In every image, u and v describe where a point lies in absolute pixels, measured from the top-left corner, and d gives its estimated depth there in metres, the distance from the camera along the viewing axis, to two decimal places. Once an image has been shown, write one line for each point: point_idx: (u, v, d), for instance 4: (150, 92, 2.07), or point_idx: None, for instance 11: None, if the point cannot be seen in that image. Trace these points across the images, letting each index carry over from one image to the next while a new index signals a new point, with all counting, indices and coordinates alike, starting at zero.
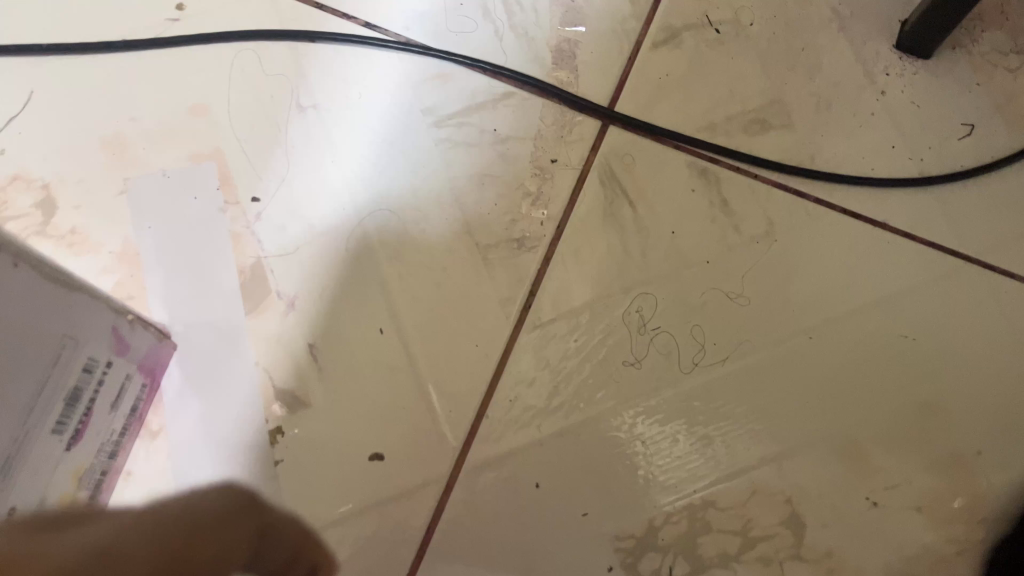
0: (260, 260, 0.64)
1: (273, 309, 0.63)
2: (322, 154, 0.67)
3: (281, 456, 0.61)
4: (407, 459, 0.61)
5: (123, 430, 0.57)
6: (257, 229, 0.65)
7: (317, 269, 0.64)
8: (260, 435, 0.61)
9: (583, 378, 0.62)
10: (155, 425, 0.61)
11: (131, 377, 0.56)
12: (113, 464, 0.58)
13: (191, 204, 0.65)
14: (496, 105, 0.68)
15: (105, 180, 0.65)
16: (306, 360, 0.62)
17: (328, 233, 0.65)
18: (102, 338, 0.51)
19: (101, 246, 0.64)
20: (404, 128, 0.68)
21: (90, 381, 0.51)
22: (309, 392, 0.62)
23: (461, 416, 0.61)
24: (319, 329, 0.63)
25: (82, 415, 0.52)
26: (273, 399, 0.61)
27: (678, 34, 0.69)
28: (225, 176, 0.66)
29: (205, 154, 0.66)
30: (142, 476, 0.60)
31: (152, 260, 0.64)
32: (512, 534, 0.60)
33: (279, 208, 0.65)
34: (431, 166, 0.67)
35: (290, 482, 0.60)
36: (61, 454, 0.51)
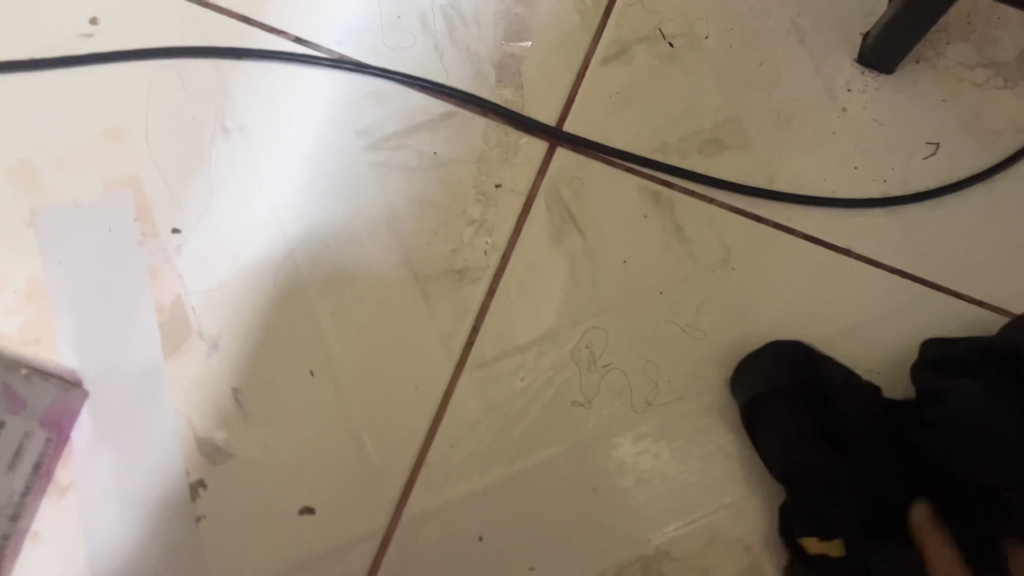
0: (181, 298, 0.59)
1: (195, 351, 0.58)
2: (249, 181, 0.62)
3: (203, 511, 0.56)
4: (340, 512, 0.57)
5: (25, 490, 0.53)
6: (177, 264, 0.60)
7: (243, 306, 0.59)
8: (180, 488, 0.56)
9: (529, 421, 0.58)
10: (64, 481, 0.56)
11: (30, 435, 0.52)
12: (14, 528, 0.53)
13: (105, 237, 0.60)
14: (436, 126, 0.63)
15: (11, 211, 0.60)
16: (230, 406, 0.58)
17: (254, 268, 0.60)
18: None
19: (5, 284, 0.59)
20: (338, 152, 0.63)
21: None
22: (233, 441, 0.57)
23: (399, 464, 0.57)
24: (245, 373, 0.58)
25: None
26: (195, 450, 0.57)
27: (629, 48, 0.65)
28: (142, 206, 0.61)
29: (120, 182, 0.61)
30: (50, 537, 0.55)
31: (61, 299, 0.59)
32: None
33: (202, 240, 0.61)
34: (366, 193, 0.62)
35: (213, 540, 0.56)
36: None
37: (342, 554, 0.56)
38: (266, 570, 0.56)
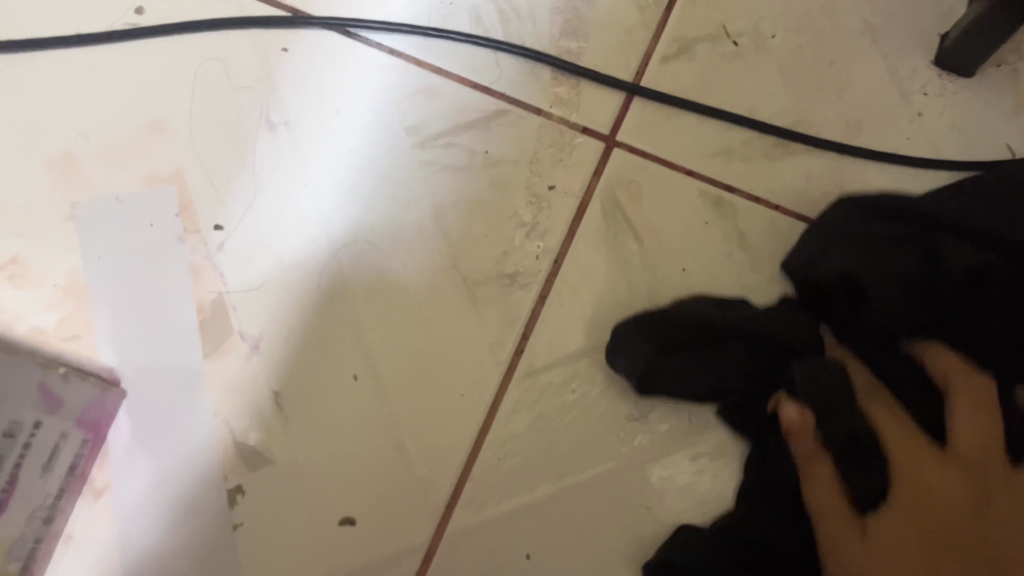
0: (222, 296, 0.57)
1: (234, 353, 0.56)
2: (294, 178, 0.60)
3: (241, 519, 0.54)
4: (382, 524, 0.54)
5: (59, 492, 0.51)
6: (219, 261, 0.58)
7: (285, 308, 0.57)
8: (218, 495, 0.54)
9: (581, 434, 0.56)
10: (100, 483, 0.54)
11: (67, 435, 0.50)
12: (49, 529, 0.51)
13: (147, 232, 0.58)
14: (488, 124, 0.61)
15: (52, 204, 0.59)
16: (270, 410, 0.56)
17: (299, 268, 0.58)
18: (23, 397, 0.45)
19: (43, 279, 0.57)
20: (386, 149, 0.61)
21: (12, 446, 0.45)
22: (273, 447, 0.55)
23: (443, 476, 0.55)
24: (285, 377, 0.56)
25: (5, 482, 0.45)
26: (234, 455, 0.55)
27: (691, 46, 0.62)
28: (185, 201, 0.59)
29: (163, 176, 0.60)
30: (86, 541, 0.54)
31: (101, 295, 0.57)
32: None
33: (245, 237, 0.59)
34: (414, 193, 0.60)
35: (252, 549, 0.54)
36: None
37: (383, 569, 0.54)
38: None
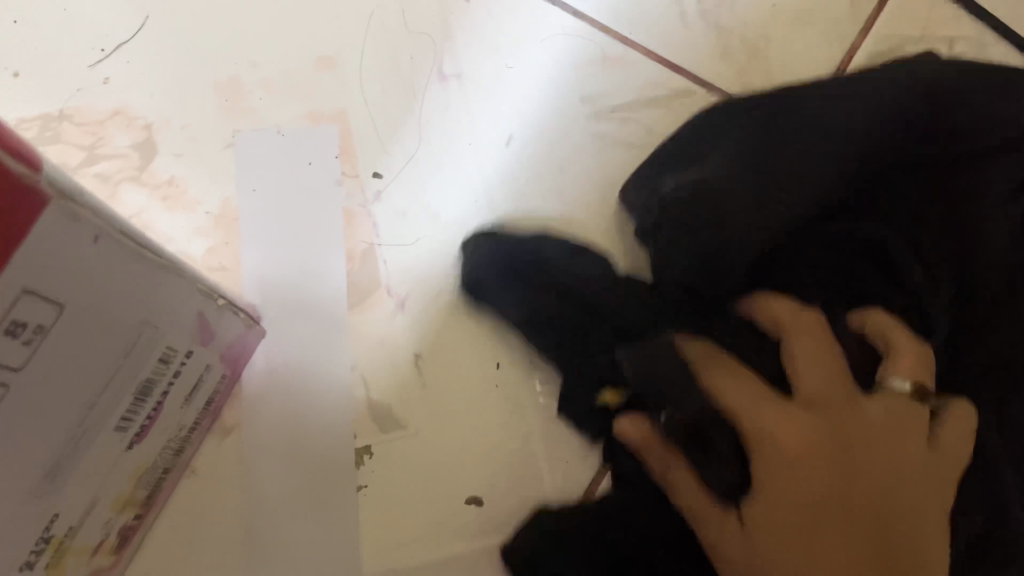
0: (373, 248, 0.55)
1: (380, 308, 0.54)
2: (459, 134, 0.57)
3: (365, 481, 0.52)
4: (511, 509, 0.52)
5: (194, 425, 0.49)
6: (374, 211, 0.56)
7: (435, 268, 0.55)
8: (346, 452, 0.52)
9: None
10: (230, 421, 0.52)
11: (212, 367, 0.48)
12: (177, 461, 0.50)
13: (304, 170, 0.56)
14: (670, 104, 0.57)
15: (213, 129, 0.57)
16: (408, 371, 0.53)
17: (455, 230, 0.55)
18: (184, 326, 0.43)
19: (197, 205, 0.56)
20: (560, 116, 0.57)
21: (165, 373, 0.43)
22: (408, 412, 0.53)
23: (580, 469, 0.52)
24: (428, 340, 0.54)
25: (152, 409, 0.43)
26: (367, 413, 0.53)
27: (904, 46, 0.57)
28: (346, 143, 0.57)
29: (327, 115, 0.57)
30: (208, 479, 0.52)
31: (252, 229, 0.55)
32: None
33: (404, 189, 0.56)
34: (583, 167, 0.56)
35: (373, 515, 0.51)
36: (120, 455, 0.43)
37: (507, 557, 0.51)
38: (423, 558, 0.51)
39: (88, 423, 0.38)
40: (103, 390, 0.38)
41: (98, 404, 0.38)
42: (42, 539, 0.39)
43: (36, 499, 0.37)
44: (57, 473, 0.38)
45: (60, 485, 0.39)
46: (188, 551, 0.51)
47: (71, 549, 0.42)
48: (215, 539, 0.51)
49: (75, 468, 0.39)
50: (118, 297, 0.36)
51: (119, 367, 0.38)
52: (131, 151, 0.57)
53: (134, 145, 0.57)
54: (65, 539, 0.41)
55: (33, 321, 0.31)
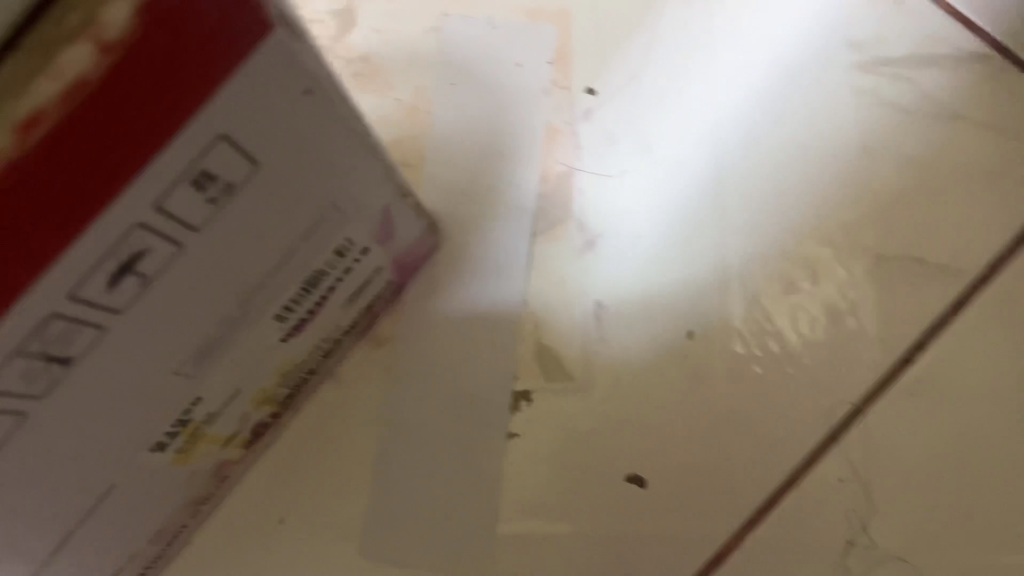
0: (572, 174, 0.48)
1: (567, 244, 0.48)
2: (694, 60, 0.49)
3: (517, 430, 0.46)
4: (674, 500, 0.44)
5: (349, 329, 0.45)
6: (580, 131, 0.49)
7: (640, 210, 0.47)
8: (502, 394, 0.46)
9: (954, 487, 0.43)
10: (384, 333, 0.48)
11: (381, 270, 0.43)
12: (323, 364, 0.45)
13: (512, 72, 0.50)
14: (956, 67, 0.47)
15: (420, 10, 0.51)
16: (586, 320, 0.47)
17: (671, 168, 0.48)
18: (367, 220, 0.37)
19: (389, 89, 0.50)
20: (818, 59, 0.48)
21: (337, 267, 0.38)
22: (577, 365, 0.46)
23: (764, 473, 0.44)
24: (618, 291, 0.47)
25: (314, 305, 0.38)
26: (532, 357, 0.47)
27: None
28: (562, 49, 0.50)
29: (547, 13, 0.50)
30: (348, 390, 0.47)
31: (442, 127, 0.50)
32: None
33: (619, 113, 0.49)
34: (835, 123, 0.47)
35: (518, 471, 0.46)
36: (272, 346, 0.38)
37: (657, 554, 0.44)
38: (564, 532, 0.45)
39: (250, 307, 0.33)
40: (275, 272, 0.33)
41: (268, 286, 0.33)
42: (178, 422, 0.35)
43: (182, 378, 0.33)
44: (207, 356, 0.33)
45: (209, 368, 0.34)
46: (315, 461, 0.47)
47: (204, 437, 0.39)
48: (345, 457, 0.47)
49: (227, 352, 0.35)
50: (313, 168, 0.30)
51: (296, 251, 0.33)
52: (328, 18, 0.51)
53: (332, 13, 0.51)
54: (200, 426, 0.37)
55: (223, 177, 0.26)
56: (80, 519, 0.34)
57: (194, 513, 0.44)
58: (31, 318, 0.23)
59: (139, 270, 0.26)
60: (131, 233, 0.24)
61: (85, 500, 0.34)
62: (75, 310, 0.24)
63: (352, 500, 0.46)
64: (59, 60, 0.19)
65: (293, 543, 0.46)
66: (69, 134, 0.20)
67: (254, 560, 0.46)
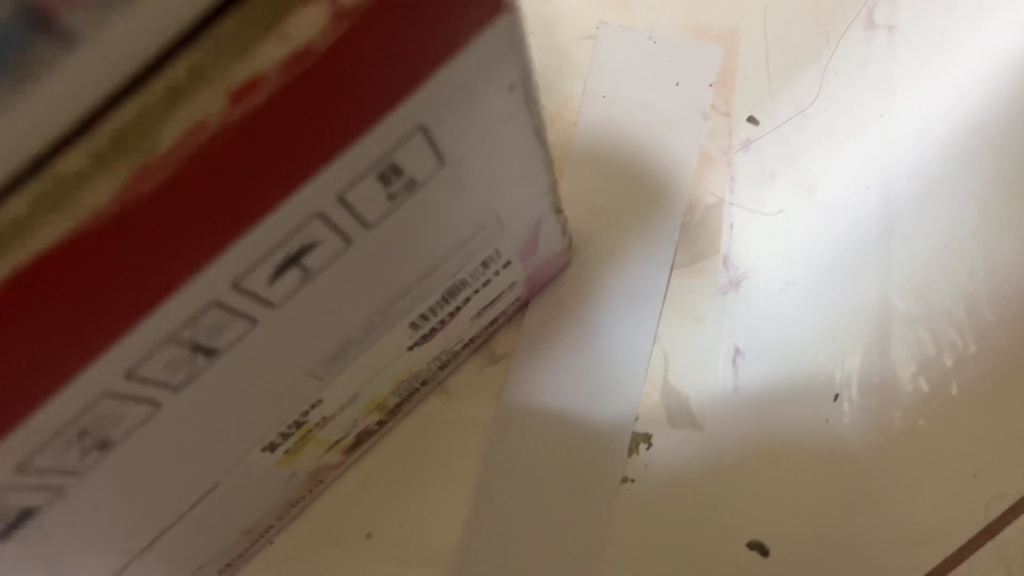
0: (722, 205, 0.46)
1: (710, 280, 0.46)
2: (871, 100, 0.44)
3: (632, 475, 0.43)
4: None
5: (470, 341, 0.42)
6: (737, 161, 0.47)
7: (795, 253, 0.44)
8: (621, 432, 0.43)
9: None
10: (501, 351, 0.45)
11: (516, 285, 0.40)
12: (436, 375, 0.43)
13: (670, 91, 0.47)
14: None
15: (580, 16, 0.50)
16: (721, 366, 0.44)
17: (834, 217, 0.43)
18: (519, 233, 0.34)
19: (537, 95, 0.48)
20: None
21: (479, 278, 0.35)
22: (705, 413, 0.44)
23: None
24: (760, 338, 0.43)
25: (446, 317, 0.36)
26: (656, 398, 0.44)
27: None
28: (726, 72, 0.48)
29: (714, 34, 0.49)
30: (456, 406, 0.45)
31: (586, 141, 0.47)
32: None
33: (781, 147, 0.46)
34: None
35: (628, 519, 0.43)
36: (399, 353, 0.35)
37: None
38: None
39: (392, 312, 0.31)
40: (423, 279, 0.30)
41: (412, 292, 0.31)
42: (295, 423, 0.33)
43: (311, 380, 0.31)
44: (339, 358, 0.31)
45: (338, 370, 0.32)
46: (412, 476, 0.44)
47: (314, 440, 0.36)
48: (446, 475, 0.44)
49: (358, 356, 0.32)
50: (489, 173, 0.28)
51: (447, 259, 0.31)
52: None
53: None
54: (314, 428, 0.35)
55: (410, 172, 0.23)
56: (182, 512, 0.32)
57: (284, 514, 0.41)
58: (189, 305, 0.21)
59: (305, 263, 0.23)
60: (309, 222, 0.21)
61: (192, 494, 0.31)
62: (233, 298, 0.22)
63: (447, 523, 0.43)
64: (291, 22, 0.16)
65: (382, 559, 0.43)
66: (284, 106, 0.17)
67: (337, 572, 0.43)
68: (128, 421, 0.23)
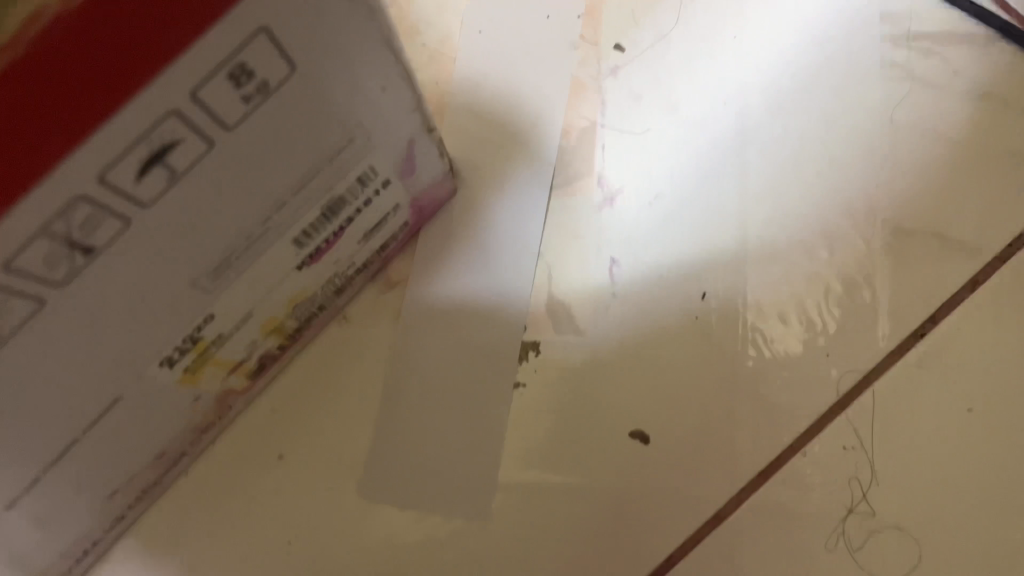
0: (594, 128, 0.49)
1: (585, 198, 0.48)
2: (725, 23, 0.49)
3: (524, 380, 0.46)
4: (676, 459, 0.44)
5: (362, 267, 0.44)
6: (607, 87, 0.49)
7: (663, 168, 0.47)
8: (511, 344, 0.46)
9: (958, 465, 0.43)
10: (395, 277, 0.47)
11: (399, 208, 0.42)
12: (333, 301, 0.45)
13: (540, 23, 0.49)
14: (988, 47, 0.46)
15: None
16: (599, 278, 0.47)
17: (697, 128, 0.48)
18: (392, 150, 0.37)
19: (415, 34, 0.50)
20: (852, 31, 0.48)
21: (359, 196, 0.37)
22: (588, 321, 0.46)
23: (767, 437, 0.44)
24: (634, 246, 0.47)
25: (331, 234, 0.38)
26: (543, 308, 0.46)
27: None
28: (593, 4, 0.50)
29: None
30: (357, 330, 0.47)
31: (465, 74, 0.49)
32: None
33: (646, 71, 0.49)
34: (861, 94, 0.47)
35: (524, 420, 0.46)
36: (289, 272, 0.38)
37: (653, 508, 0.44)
38: (562, 483, 0.45)
39: (270, 225, 0.33)
40: (299, 190, 0.33)
41: (290, 204, 0.33)
42: (189, 338, 0.35)
43: (198, 292, 0.33)
44: (224, 271, 0.33)
45: (226, 284, 0.34)
46: (319, 400, 0.46)
47: (213, 360, 0.38)
48: (349, 397, 0.46)
49: (243, 270, 0.34)
50: (347, 83, 0.30)
51: (320, 172, 0.33)
52: None
53: None
54: (211, 346, 0.37)
55: (260, 74, 0.25)
56: (86, 428, 0.34)
57: (195, 441, 0.44)
58: (55, 198, 0.23)
59: (168, 161, 0.25)
60: (164, 119, 0.24)
61: (94, 408, 0.34)
62: (101, 193, 0.24)
63: (353, 440, 0.46)
64: None
65: (295, 478, 0.46)
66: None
67: (252, 493, 0.46)
68: (15, 316, 0.25)
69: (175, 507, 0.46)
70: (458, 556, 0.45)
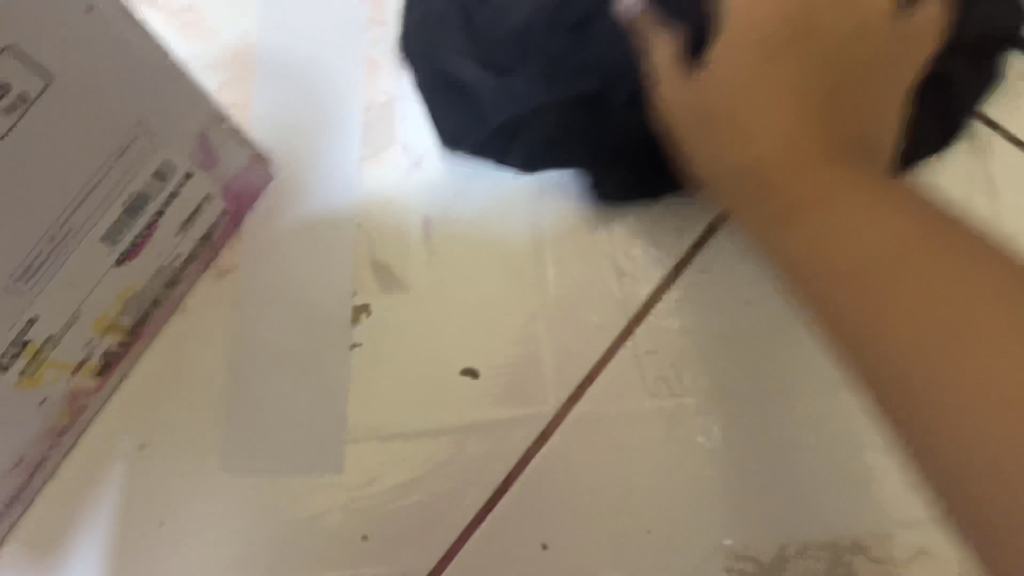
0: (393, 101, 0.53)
1: (393, 164, 0.52)
2: None
3: (359, 339, 0.50)
4: (505, 385, 0.49)
5: (190, 258, 0.48)
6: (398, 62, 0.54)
7: None
8: (341, 308, 0.50)
9: (749, 348, 0.48)
10: (226, 264, 0.51)
11: (212, 198, 0.46)
12: (169, 294, 0.48)
13: (341, 19, 0.54)
14: None
15: None
16: (416, 235, 0.51)
17: None
18: (185, 143, 0.40)
19: (215, 36, 0.54)
20: None
21: (162, 191, 0.41)
22: (409, 274, 0.50)
23: (582, 352, 0.49)
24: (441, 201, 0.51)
25: (143, 229, 0.41)
26: (367, 270, 0.51)
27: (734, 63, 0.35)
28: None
29: None
30: (199, 318, 0.50)
31: (269, 69, 0.54)
32: (624, 526, 0.47)
33: None
34: None
35: (365, 374, 0.49)
36: (108, 270, 0.41)
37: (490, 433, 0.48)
38: (408, 426, 0.48)
39: (72, 226, 0.36)
40: (93, 190, 0.36)
41: (87, 203, 0.36)
42: (18, 340, 0.38)
43: (15, 297, 0.36)
44: (35, 273, 0.36)
45: (41, 287, 0.37)
46: (171, 389, 0.49)
47: (51, 361, 0.41)
48: (200, 380, 0.49)
49: (56, 271, 0.37)
50: (115, 85, 0.34)
51: (110, 170, 0.36)
52: None
53: None
54: (43, 347, 0.40)
55: (17, 84, 0.30)
56: None
57: (54, 443, 0.47)
58: None
59: None
60: None
61: None
62: None
63: (207, 420, 0.49)
64: None
65: (156, 466, 0.48)
66: None
67: (118, 485, 0.48)
68: None
69: (48, 511, 0.48)
70: (322, 510, 0.48)
